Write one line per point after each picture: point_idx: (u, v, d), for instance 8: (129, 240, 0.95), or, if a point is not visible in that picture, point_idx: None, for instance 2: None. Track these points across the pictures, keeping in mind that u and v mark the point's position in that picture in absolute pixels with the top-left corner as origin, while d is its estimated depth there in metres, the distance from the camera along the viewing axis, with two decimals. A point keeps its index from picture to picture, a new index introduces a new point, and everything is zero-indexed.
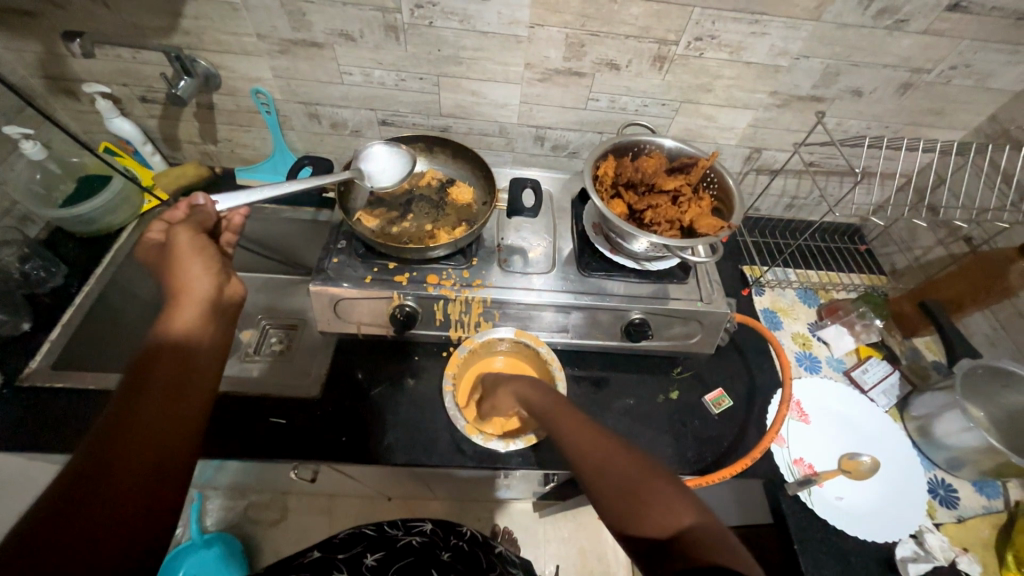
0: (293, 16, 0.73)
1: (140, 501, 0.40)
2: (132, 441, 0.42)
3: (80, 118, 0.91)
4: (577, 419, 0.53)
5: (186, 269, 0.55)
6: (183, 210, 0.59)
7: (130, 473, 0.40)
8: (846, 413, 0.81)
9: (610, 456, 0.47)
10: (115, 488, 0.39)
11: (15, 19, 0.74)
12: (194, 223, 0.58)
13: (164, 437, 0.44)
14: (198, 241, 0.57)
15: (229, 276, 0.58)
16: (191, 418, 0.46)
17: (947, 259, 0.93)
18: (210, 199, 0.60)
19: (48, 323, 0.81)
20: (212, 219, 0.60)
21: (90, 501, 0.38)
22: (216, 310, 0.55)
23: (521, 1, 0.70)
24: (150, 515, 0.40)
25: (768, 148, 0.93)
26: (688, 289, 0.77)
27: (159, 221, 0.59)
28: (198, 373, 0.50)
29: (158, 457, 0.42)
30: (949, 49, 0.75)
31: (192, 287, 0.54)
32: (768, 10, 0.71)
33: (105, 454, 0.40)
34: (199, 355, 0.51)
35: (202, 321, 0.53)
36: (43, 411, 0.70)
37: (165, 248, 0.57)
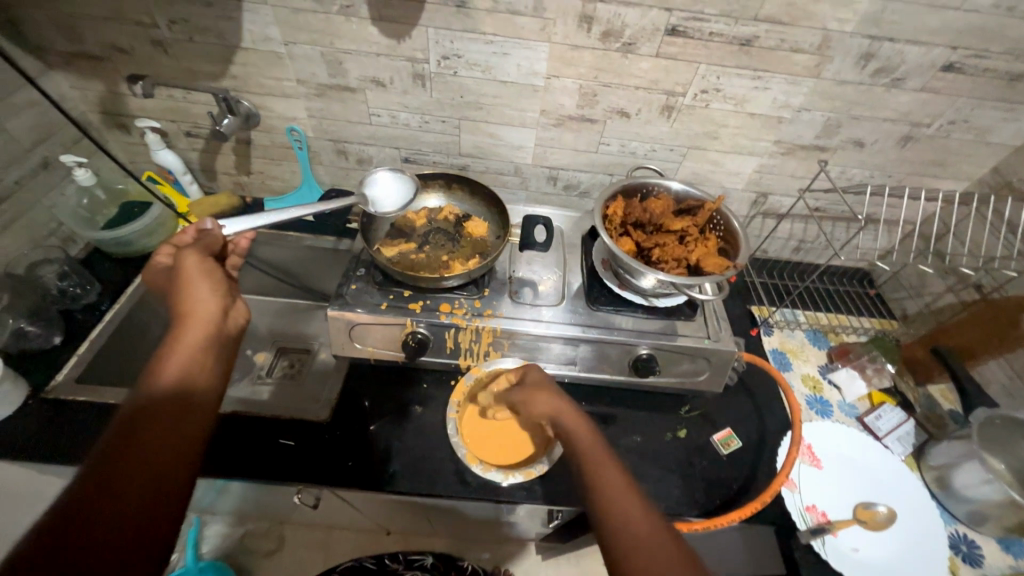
0: (330, 64, 0.80)
1: (146, 515, 0.41)
2: (136, 454, 0.44)
3: (128, 149, 0.99)
4: (612, 469, 0.55)
5: (193, 289, 0.58)
6: (191, 234, 0.65)
7: (135, 486, 0.42)
8: (860, 459, 0.79)
9: (638, 523, 0.49)
10: (119, 501, 0.41)
11: (85, 63, 0.83)
12: (201, 246, 0.62)
13: (168, 450, 0.45)
14: (206, 263, 0.60)
15: (234, 297, 0.62)
16: (196, 430, 0.48)
17: (958, 306, 0.93)
18: (217, 223, 0.64)
19: (77, 337, 0.84)
20: (219, 242, 0.64)
21: (97, 515, 0.39)
22: (222, 328, 0.57)
23: (539, 55, 0.77)
24: (149, 528, 0.41)
25: (774, 193, 0.96)
26: (695, 326, 0.78)
27: (168, 247, 0.64)
28: (203, 389, 0.51)
29: (162, 468, 0.44)
30: (946, 105, 0.78)
31: (200, 307, 0.57)
32: (770, 68, 0.76)
33: (110, 468, 0.42)
34: (207, 372, 0.53)
35: (209, 338, 0.55)
36: (65, 423, 0.72)
37: (172, 273, 0.60)
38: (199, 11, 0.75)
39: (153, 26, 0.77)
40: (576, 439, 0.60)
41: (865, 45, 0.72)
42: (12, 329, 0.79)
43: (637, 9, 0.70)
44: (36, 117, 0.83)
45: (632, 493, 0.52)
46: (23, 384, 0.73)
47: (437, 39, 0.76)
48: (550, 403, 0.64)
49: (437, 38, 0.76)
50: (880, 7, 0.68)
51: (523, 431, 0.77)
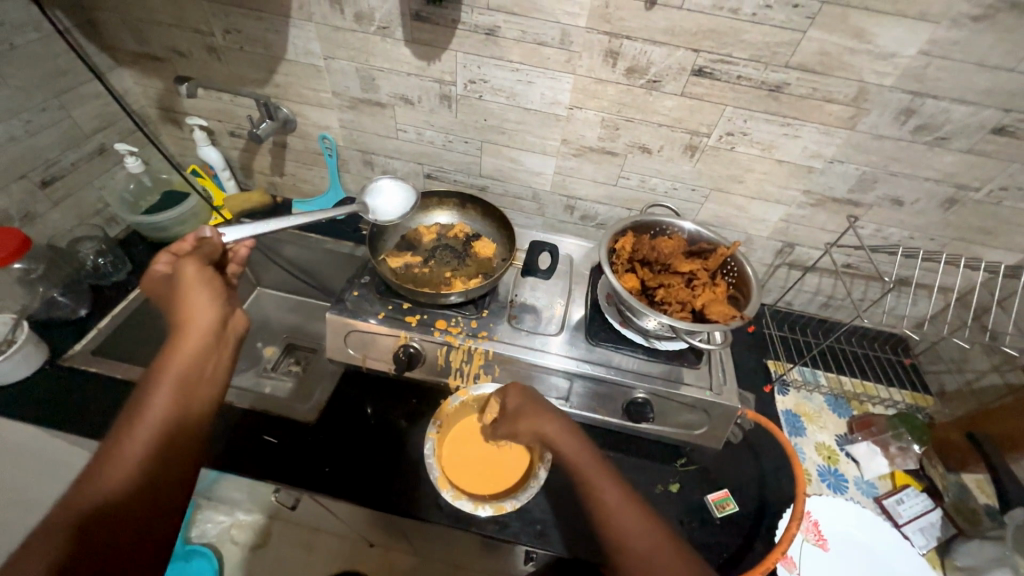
0: (364, 80, 0.84)
1: (139, 534, 0.44)
2: (131, 473, 0.45)
3: (178, 143, 1.06)
4: (608, 476, 0.59)
5: (191, 300, 0.57)
6: (191, 240, 0.63)
7: (128, 507, 0.44)
8: (874, 548, 0.72)
9: (643, 531, 0.54)
10: (113, 522, 0.43)
11: (149, 63, 0.91)
12: (200, 255, 0.61)
13: (160, 471, 0.47)
14: (203, 273, 0.59)
15: (233, 307, 0.61)
16: (187, 449, 0.50)
17: (1004, 388, 0.84)
18: (219, 232, 0.64)
19: (102, 312, 0.89)
20: (217, 251, 0.63)
21: (94, 536, 0.42)
22: (218, 341, 0.57)
23: (563, 86, 0.78)
24: (142, 544, 0.44)
25: (801, 244, 0.92)
26: (698, 374, 0.74)
27: (167, 253, 0.63)
28: (197, 405, 0.52)
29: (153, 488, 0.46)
30: (997, 170, 0.73)
31: (197, 319, 0.56)
32: (800, 116, 0.73)
33: (105, 484, 0.44)
34: (201, 387, 0.53)
35: (206, 351, 0.55)
36: (73, 391, 0.76)
37: (170, 281, 0.59)
38: (251, 24, 0.81)
39: (210, 34, 0.84)
40: (571, 450, 0.61)
41: (905, 101, 0.68)
42: (44, 298, 0.85)
43: (664, 49, 0.70)
44: (99, 107, 0.91)
45: (628, 499, 0.57)
46: (43, 349, 0.78)
47: (465, 63, 0.78)
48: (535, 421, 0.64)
49: (465, 63, 0.78)
50: (923, 63, 0.65)
51: (495, 457, 0.74)
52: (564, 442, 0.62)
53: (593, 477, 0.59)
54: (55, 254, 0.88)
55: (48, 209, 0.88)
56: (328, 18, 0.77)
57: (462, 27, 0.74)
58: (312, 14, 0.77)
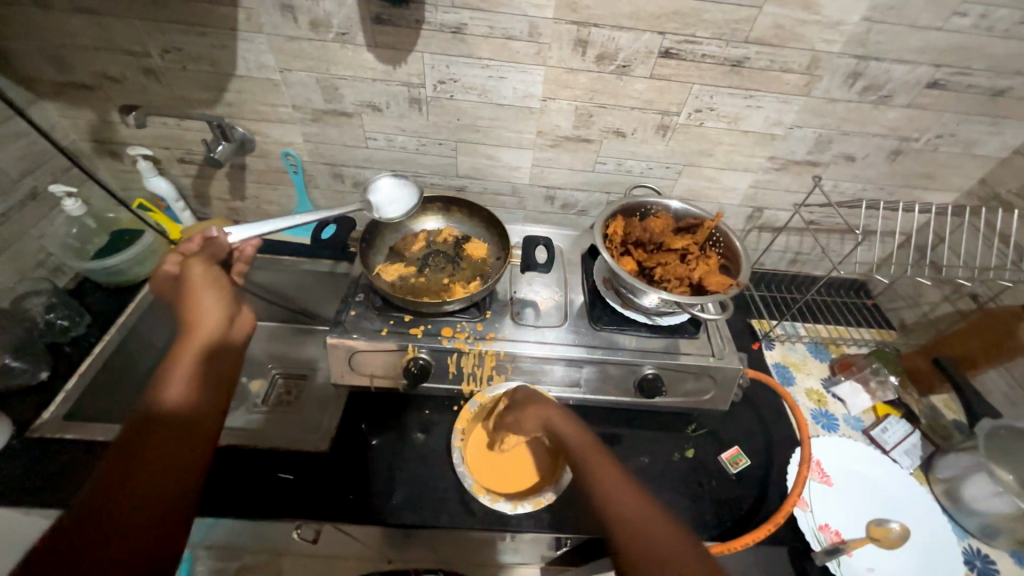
0: (326, 90, 0.80)
1: (152, 531, 0.42)
2: (145, 468, 0.44)
3: (119, 176, 0.97)
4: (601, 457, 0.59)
5: (199, 300, 0.58)
6: (197, 242, 0.64)
7: (142, 501, 0.43)
8: (870, 475, 0.79)
9: (631, 502, 0.52)
10: (129, 518, 0.41)
11: (76, 92, 0.82)
12: (208, 255, 0.62)
13: (175, 463, 0.46)
14: (212, 274, 0.61)
15: (240, 305, 0.61)
16: (201, 443, 0.49)
17: (956, 315, 0.94)
18: (224, 231, 0.65)
19: (65, 372, 0.81)
20: (225, 250, 0.64)
21: (107, 535, 0.40)
22: (227, 339, 0.57)
23: (535, 78, 0.77)
24: (161, 538, 0.42)
25: (769, 207, 0.97)
26: (699, 343, 0.78)
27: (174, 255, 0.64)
28: (206, 402, 0.52)
29: (170, 482, 0.45)
30: (933, 121, 0.80)
31: (206, 317, 0.57)
32: (761, 87, 0.77)
33: (116, 484, 0.43)
34: (211, 384, 0.53)
35: (213, 349, 0.55)
36: (51, 463, 0.69)
37: (179, 283, 0.60)
38: (194, 41, 0.75)
39: (147, 55, 0.77)
40: (575, 440, 0.62)
41: (853, 65, 0.74)
42: None
43: (630, 33, 0.71)
44: (25, 147, 0.82)
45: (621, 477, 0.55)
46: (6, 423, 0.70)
47: (433, 64, 0.76)
48: (540, 413, 0.67)
49: (433, 64, 0.76)
50: (866, 29, 0.70)
51: (522, 461, 0.75)
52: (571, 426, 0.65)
53: (591, 457, 0.59)
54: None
55: None
56: (281, 28, 0.73)
57: (426, 27, 0.72)
58: (263, 25, 0.72)
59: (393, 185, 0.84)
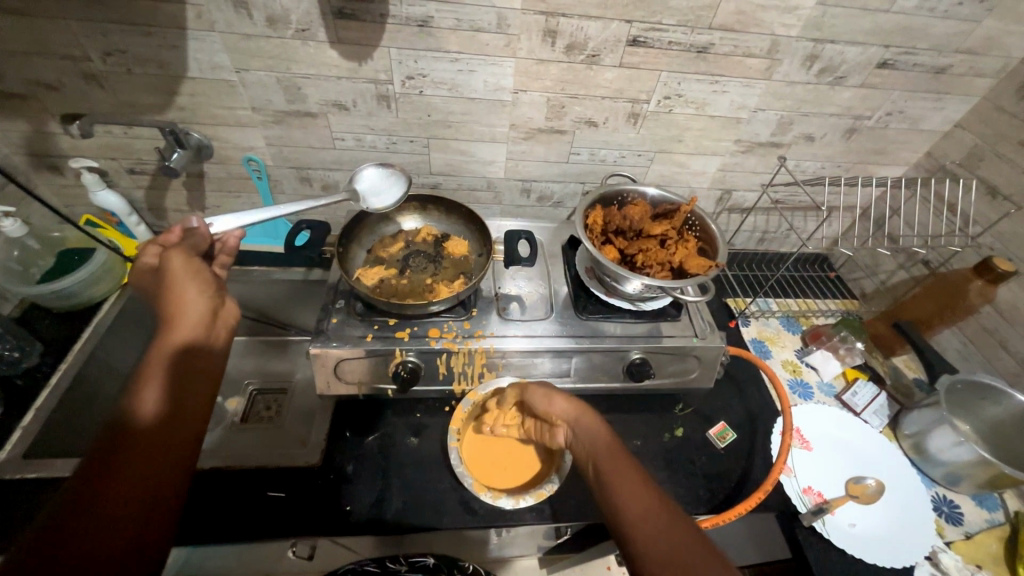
0: (288, 90, 0.77)
1: (130, 535, 0.41)
2: (123, 467, 0.43)
3: (62, 192, 0.90)
4: (623, 458, 0.55)
5: (180, 290, 0.56)
6: (178, 232, 0.62)
7: (119, 503, 0.42)
8: (845, 437, 0.83)
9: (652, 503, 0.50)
10: (106, 520, 0.40)
11: (5, 103, 0.75)
12: (187, 245, 0.59)
13: (153, 465, 0.44)
14: (192, 264, 0.58)
15: (224, 297, 0.59)
16: (184, 443, 0.47)
17: (911, 281, 1.01)
18: (203, 220, 0.62)
19: (20, 407, 0.75)
20: (205, 241, 0.61)
21: (81, 537, 0.39)
22: (210, 332, 0.55)
23: (505, 71, 0.77)
24: (138, 543, 0.41)
25: (737, 189, 1.01)
26: (681, 326, 0.80)
27: (154, 246, 0.61)
28: (189, 397, 0.50)
29: (149, 482, 0.44)
30: (883, 99, 0.85)
31: (187, 309, 0.55)
32: (725, 73, 0.79)
33: (94, 484, 0.42)
34: (195, 379, 0.52)
35: (194, 343, 0.53)
36: (15, 506, 0.64)
37: (158, 274, 0.58)
38: (138, 42, 0.69)
39: (85, 59, 0.71)
40: (595, 438, 0.59)
41: (810, 48, 0.76)
42: None
43: (598, 22, 0.71)
44: None
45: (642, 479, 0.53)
46: None
47: (400, 59, 0.74)
48: (571, 402, 0.63)
49: (400, 59, 0.74)
50: (821, 13, 0.72)
51: (524, 456, 0.74)
52: (587, 423, 0.61)
53: (609, 459, 0.56)
54: None
55: None
56: (235, 26, 0.69)
57: (391, 21, 0.69)
58: (214, 23, 0.68)
59: (380, 174, 0.82)
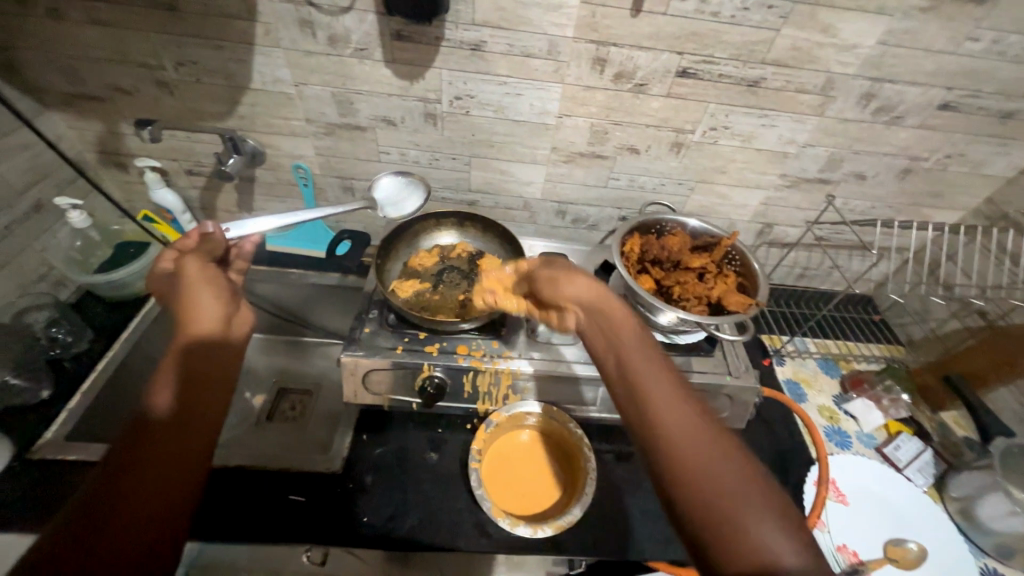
0: (341, 104, 0.80)
1: (146, 533, 0.41)
2: (138, 471, 0.44)
3: (124, 188, 0.96)
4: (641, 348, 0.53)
5: (196, 294, 0.58)
6: (194, 238, 0.65)
7: (136, 502, 0.42)
8: (886, 494, 0.78)
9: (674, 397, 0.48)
10: (123, 518, 0.41)
11: (86, 104, 0.81)
12: (202, 253, 0.63)
13: (166, 464, 0.45)
14: (206, 270, 0.61)
15: (238, 305, 0.61)
16: (199, 440, 0.48)
17: (964, 331, 0.95)
18: (219, 226, 0.66)
19: (68, 390, 0.79)
20: (220, 246, 0.65)
21: (97, 536, 0.40)
22: (225, 335, 0.57)
23: (552, 95, 0.78)
24: (156, 539, 0.42)
25: (779, 224, 0.98)
26: (715, 362, 0.77)
27: (171, 252, 0.64)
28: (205, 398, 0.51)
29: (164, 480, 0.44)
30: (943, 141, 0.81)
31: (202, 313, 0.57)
32: (776, 107, 0.78)
33: (111, 484, 0.43)
34: (210, 379, 0.53)
35: (210, 343, 0.55)
36: (56, 487, 0.67)
37: (174, 279, 0.61)
38: (209, 54, 0.74)
39: (160, 68, 0.76)
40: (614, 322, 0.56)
41: (867, 86, 0.74)
42: None
43: (649, 53, 0.72)
44: (31, 159, 0.81)
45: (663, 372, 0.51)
46: (7, 445, 0.69)
47: (450, 80, 0.76)
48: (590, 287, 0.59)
49: (451, 80, 0.76)
50: (881, 52, 0.70)
51: (535, 493, 0.71)
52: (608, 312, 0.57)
53: (638, 366, 0.51)
54: None
55: None
56: (299, 43, 0.72)
57: (446, 44, 0.71)
58: (280, 40, 0.72)
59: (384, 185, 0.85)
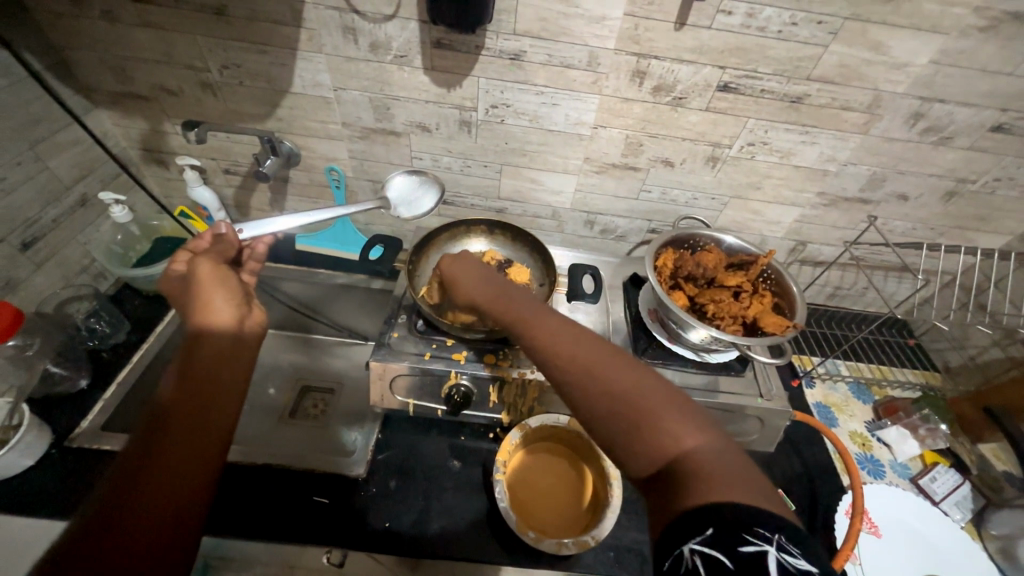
0: (378, 109, 0.81)
1: (163, 528, 0.41)
2: (156, 466, 0.44)
3: (164, 185, 0.99)
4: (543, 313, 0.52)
5: (210, 295, 0.58)
6: (208, 239, 0.66)
7: (154, 497, 0.42)
8: (923, 529, 0.75)
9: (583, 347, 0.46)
10: (141, 513, 0.41)
11: (133, 103, 0.84)
12: (215, 254, 0.64)
13: (183, 461, 0.45)
14: (218, 270, 0.61)
15: (252, 306, 0.61)
16: (215, 437, 0.48)
17: (1007, 362, 0.91)
18: (232, 227, 0.67)
19: (103, 380, 0.81)
20: (232, 248, 0.66)
21: (116, 530, 0.40)
22: (240, 334, 0.57)
23: (588, 106, 0.77)
24: (173, 535, 0.42)
25: (814, 242, 0.96)
26: (745, 382, 0.75)
27: (185, 253, 0.65)
28: (221, 395, 0.51)
29: (182, 477, 0.44)
30: (993, 164, 0.78)
31: (215, 312, 0.57)
32: (819, 124, 0.76)
33: (130, 479, 0.43)
34: (225, 375, 0.53)
35: (224, 342, 0.55)
36: (90, 475, 0.69)
37: (186, 279, 0.61)
38: (253, 58, 0.75)
39: (205, 70, 0.78)
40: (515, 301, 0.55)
41: (916, 106, 0.72)
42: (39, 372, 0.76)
43: (690, 66, 0.71)
44: (79, 154, 0.83)
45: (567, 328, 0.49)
46: (47, 433, 0.71)
47: (487, 89, 0.76)
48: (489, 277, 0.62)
49: (488, 88, 0.76)
50: (933, 71, 0.68)
51: (557, 509, 0.70)
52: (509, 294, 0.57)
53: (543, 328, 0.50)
54: (43, 322, 0.79)
55: (32, 272, 0.80)
56: (341, 49, 0.73)
57: (485, 53, 0.72)
58: (323, 46, 0.73)
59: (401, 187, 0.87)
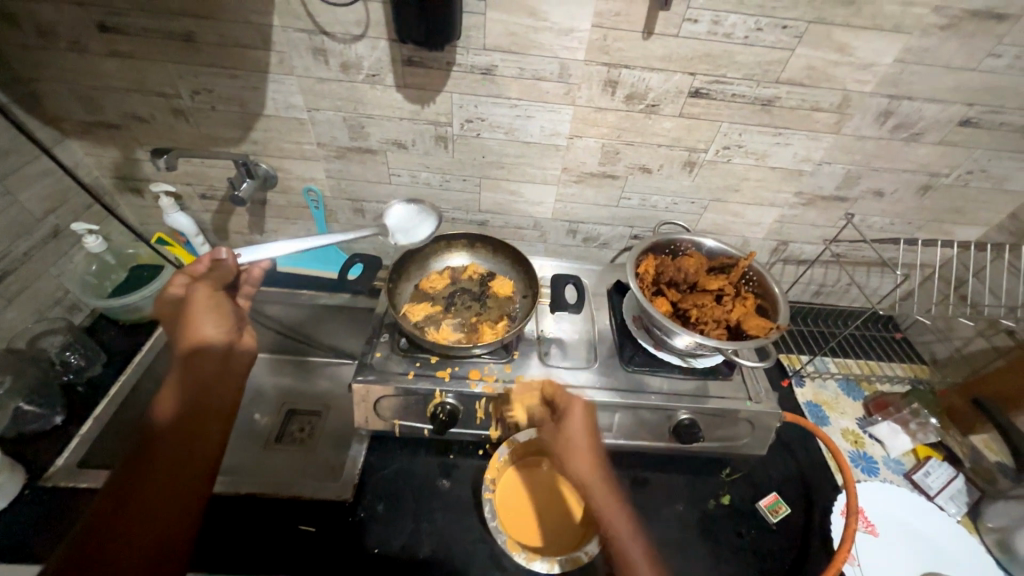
0: (353, 128, 0.80)
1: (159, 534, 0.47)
2: (149, 479, 0.50)
3: (140, 212, 0.98)
4: None
5: (200, 323, 0.60)
6: (205, 263, 0.64)
7: (148, 507, 0.48)
8: (919, 525, 0.75)
9: None
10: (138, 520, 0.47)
11: (104, 132, 0.83)
12: (214, 280, 0.62)
13: (173, 476, 0.51)
14: (214, 297, 0.61)
15: (240, 336, 0.63)
16: (201, 456, 0.54)
17: (992, 351, 0.91)
18: (232, 253, 0.64)
19: (80, 416, 0.79)
20: (232, 273, 0.63)
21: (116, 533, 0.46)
22: (226, 364, 0.60)
23: (563, 117, 0.77)
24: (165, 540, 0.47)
25: (795, 241, 0.96)
26: (733, 386, 0.75)
27: (182, 276, 0.63)
28: (207, 415, 0.56)
29: (174, 487, 0.51)
30: (963, 157, 0.80)
31: (206, 342, 0.59)
32: (791, 126, 0.77)
33: (127, 491, 0.49)
34: (211, 400, 0.57)
35: (210, 371, 0.59)
36: (66, 516, 0.67)
37: (183, 303, 0.61)
38: (224, 82, 0.75)
39: (176, 96, 0.77)
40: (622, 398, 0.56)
41: (885, 104, 0.73)
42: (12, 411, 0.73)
43: (661, 74, 0.71)
44: (50, 186, 0.82)
45: None
46: (20, 473, 0.68)
47: (461, 104, 0.76)
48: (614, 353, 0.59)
49: (461, 103, 0.76)
50: (899, 70, 0.69)
51: (549, 525, 0.69)
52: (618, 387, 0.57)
53: None
54: (15, 358, 0.77)
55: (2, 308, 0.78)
56: (312, 71, 0.73)
57: (457, 68, 0.72)
58: (294, 68, 0.73)
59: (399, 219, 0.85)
